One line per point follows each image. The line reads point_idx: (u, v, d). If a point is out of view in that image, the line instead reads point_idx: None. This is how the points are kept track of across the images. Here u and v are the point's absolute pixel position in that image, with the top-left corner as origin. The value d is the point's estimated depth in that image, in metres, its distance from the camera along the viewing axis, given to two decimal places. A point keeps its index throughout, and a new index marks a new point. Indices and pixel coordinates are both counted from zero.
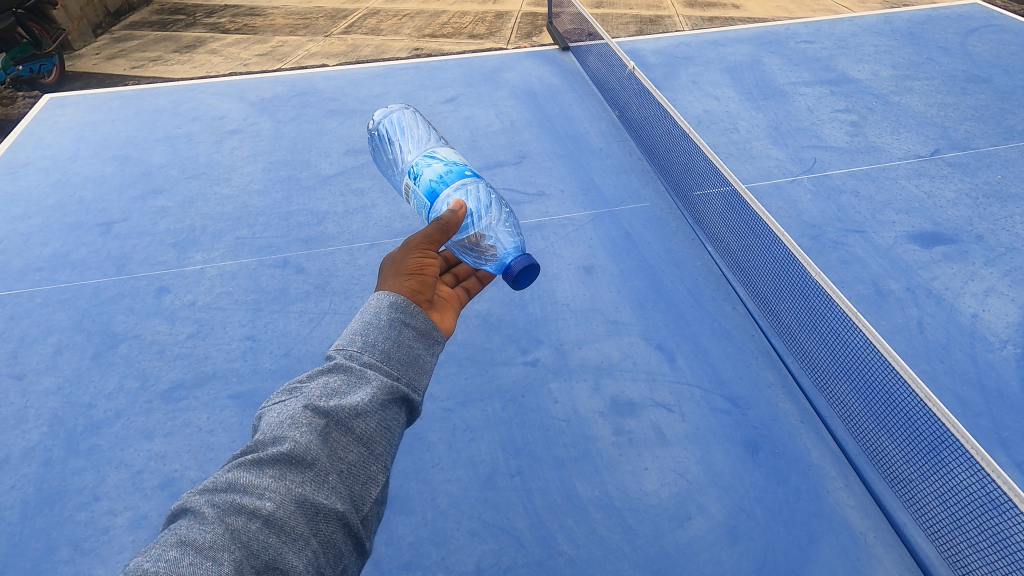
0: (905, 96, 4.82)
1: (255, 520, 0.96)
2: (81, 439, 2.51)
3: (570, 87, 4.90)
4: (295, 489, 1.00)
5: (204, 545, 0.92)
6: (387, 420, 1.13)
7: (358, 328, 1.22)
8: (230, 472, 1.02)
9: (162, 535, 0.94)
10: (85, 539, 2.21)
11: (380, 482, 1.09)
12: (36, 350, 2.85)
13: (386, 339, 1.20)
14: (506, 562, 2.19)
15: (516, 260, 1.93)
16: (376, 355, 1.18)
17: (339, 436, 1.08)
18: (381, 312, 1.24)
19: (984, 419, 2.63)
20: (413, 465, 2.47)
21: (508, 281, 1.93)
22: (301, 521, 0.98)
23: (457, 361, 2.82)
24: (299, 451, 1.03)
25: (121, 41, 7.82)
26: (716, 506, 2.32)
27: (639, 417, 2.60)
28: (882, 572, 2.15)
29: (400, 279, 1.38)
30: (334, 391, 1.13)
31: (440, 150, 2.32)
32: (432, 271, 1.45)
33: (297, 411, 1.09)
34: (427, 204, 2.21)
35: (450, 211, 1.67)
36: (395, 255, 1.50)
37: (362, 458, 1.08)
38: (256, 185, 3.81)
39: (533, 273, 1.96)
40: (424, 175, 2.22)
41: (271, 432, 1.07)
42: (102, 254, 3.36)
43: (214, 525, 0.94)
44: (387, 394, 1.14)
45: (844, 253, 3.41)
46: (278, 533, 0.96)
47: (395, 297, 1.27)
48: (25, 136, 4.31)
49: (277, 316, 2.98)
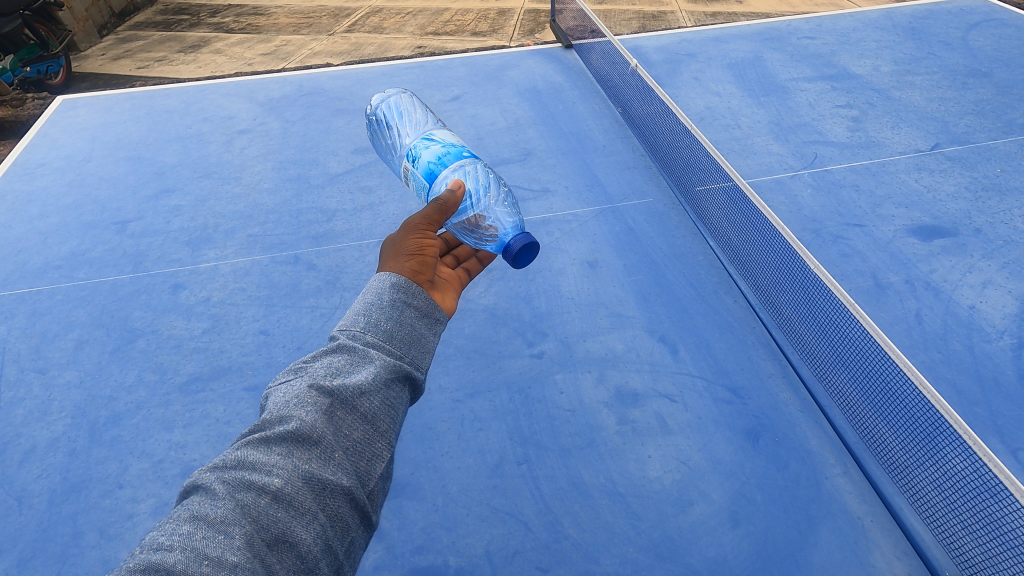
0: (906, 91, 4.86)
1: (264, 496, 1.02)
2: (104, 431, 2.60)
3: (574, 84, 4.97)
4: (302, 466, 1.06)
5: (216, 519, 0.98)
6: (390, 398, 1.19)
7: (360, 310, 1.29)
8: (239, 450, 1.08)
9: (176, 511, 1.00)
10: (111, 525, 2.31)
11: (384, 458, 1.15)
12: (58, 345, 2.94)
13: (388, 320, 1.28)
14: (514, 546, 2.27)
15: (515, 238, 1.98)
16: (378, 336, 1.25)
17: (344, 414, 1.13)
18: (383, 293, 1.32)
19: (980, 407, 2.69)
20: (424, 454, 2.55)
21: (508, 259, 1.98)
22: (309, 496, 1.04)
23: (465, 354, 2.90)
24: (305, 429, 1.09)
25: (128, 41, 7.92)
26: (718, 492, 2.39)
27: (643, 406, 2.68)
28: (879, 554, 2.22)
29: (400, 259, 1.45)
30: (338, 370, 1.19)
31: (438, 132, 2.39)
32: (431, 252, 1.51)
33: (302, 390, 1.14)
34: (426, 185, 2.28)
35: (448, 193, 1.75)
36: (394, 236, 1.56)
37: (366, 435, 1.14)
38: (266, 183, 3.89)
39: (533, 251, 2.01)
40: (422, 157, 2.28)
41: (278, 411, 1.13)
42: (119, 252, 3.44)
43: (225, 501, 1.00)
44: (390, 372, 1.21)
45: (843, 247, 3.47)
46: (286, 508, 1.02)
47: (396, 278, 1.35)
48: (39, 138, 4.40)
49: (289, 311, 3.06)
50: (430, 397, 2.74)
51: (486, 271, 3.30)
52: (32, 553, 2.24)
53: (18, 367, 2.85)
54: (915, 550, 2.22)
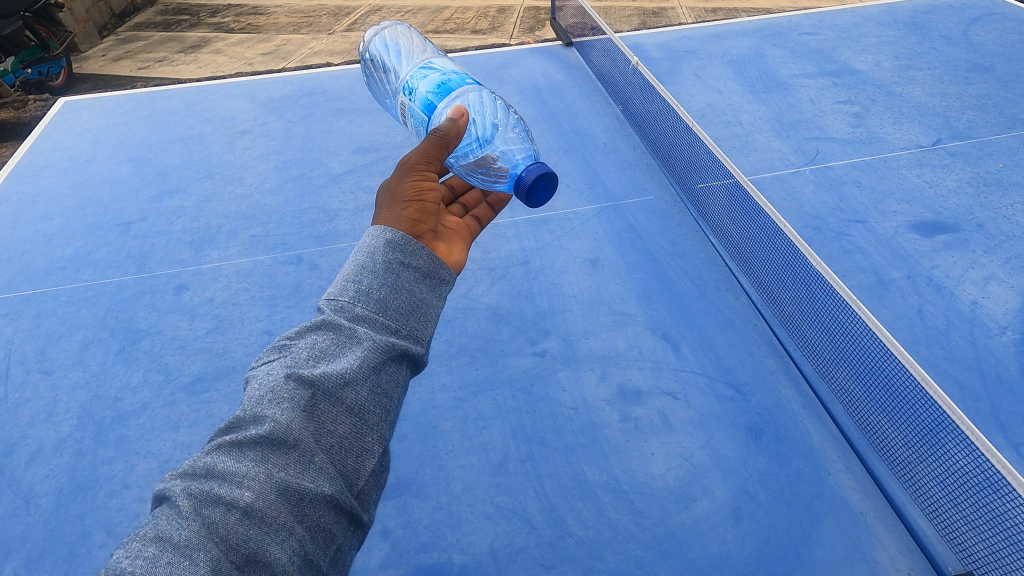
0: (907, 86, 4.86)
1: (234, 512, 0.98)
2: (110, 431, 2.61)
3: (575, 82, 4.97)
4: (277, 475, 1.02)
5: (180, 542, 0.94)
6: (380, 386, 1.14)
7: (350, 275, 1.23)
8: (209, 457, 1.04)
9: (143, 528, 0.97)
10: (118, 525, 2.32)
11: (373, 453, 1.12)
12: (63, 347, 2.96)
13: (381, 286, 1.22)
14: (518, 543, 2.28)
15: (528, 171, 1.89)
16: (370, 306, 1.20)
17: (326, 409, 1.09)
18: (376, 253, 1.26)
19: (983, 402, 2.69)
20: (428, 453, 2.55)
21: (521, 195, 1.90)
22: (285, 509, 1.01)
23: (468, 352, 2.91)
24: (280, 432, 1.05)
25: (128, 42, 7.94)
26: (722, 489, 2.40)
27: (645, 404, 2.68)
28: (881, 549, 2.23)
29: (398, 206, 1.40)
30: (321, 354, 1.15)
31: (438, 61, 2.30)
32: (431, 198, 1.47)
33: (279, 382, 1.10)
34: (425, 118, 2.21)
35: (449, 122, 1.62)
36: (390, 180, 1.50)
37: (352, 430, 1.10)
38: (268, 183, 3.90)
39: (550, 182, 1.92)
40: (419, 89, 2.20)
41: (253, 409, 1.08)
42: (123, 253, 3.46)
43: (191, 521, 0.97)
44: (380, 354, 1.15)
45: (845, 243, 3.47)
46: (259, 524, 0.98)
47: (390, 234, 1.29)
48: (42, 139, 4.42)
49: (293, 311, 3.08)
50: (433, 395, 2.75)
51: (488, 270, 3.32)
52: (41, 552, 2.26)
53: (24, 367, 2.87)
54: (917, 545, 2.23)
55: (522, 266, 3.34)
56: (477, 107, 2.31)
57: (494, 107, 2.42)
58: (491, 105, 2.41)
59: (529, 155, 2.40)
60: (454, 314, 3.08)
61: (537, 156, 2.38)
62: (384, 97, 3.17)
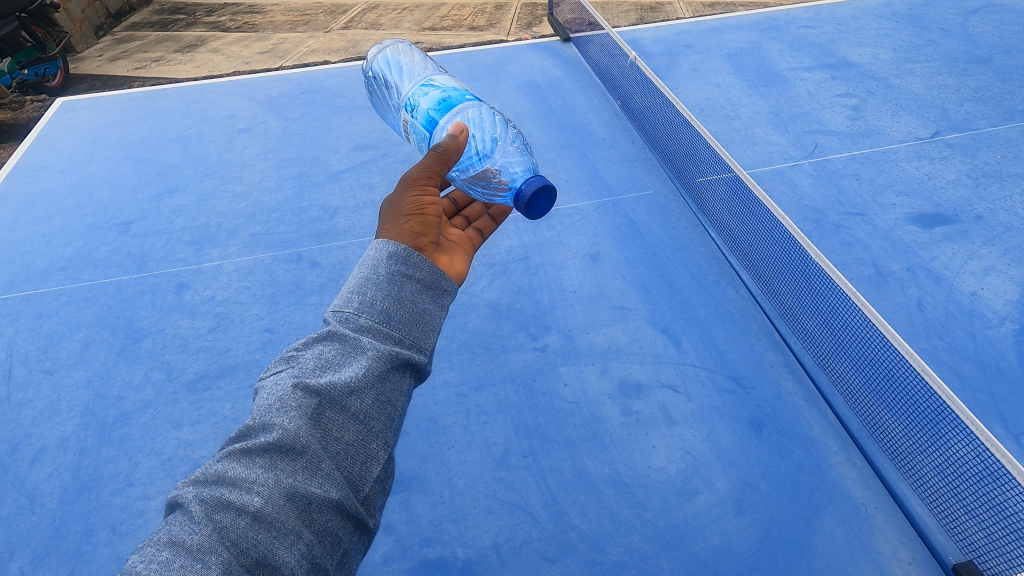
0: (906, 79, 4.85)
1: (244, 517, 0.99)
2: (112, 430, 2.62)
3: (572, 77, 4.97)
4: (285, 480, 1.03)
5: (192, 546, 0.95)
6: (384, 394, 1.14)
7: (354, 287, 1.23)
8: (219, 463, 1.06)
9: (155, 533, 0.99)
10: (122, 522, 2.33)
11: (380, 460, 1.12)
12: (65, 346, 2.97)
13: (386, 297, 1.22)
14: (521, 536, 2.29)
15: (528, 183, 1.89)
16: (374, 316, 1.20)
17: (333, 415, 1.10)
18: (379, 265, 1.26)
19: (982, 393, 2.70)
20: (430, 448, 2.56)
21: (521, 207, 1.90)
22: (292, 514, 1.01)
23: (469, 348, 2.92)
24: (287, 439, 1.05)
25: (124, 42, 7.92)
26: (723, 481, 2.41)
27: (647, 397, 2.69)
28: (883, 539, 2.24)
29: (400, 220, 1.40)
30: (328, 364, 1.16)
31: (438, 78, 2.32)
32: (433, 211, 1.48)
33: (286, 391, 1.10)
34: (427, 134, 2.22)
35: (449, 137, 1.63)
36: (393, 193, 1.51)
37: (360, 436, 1.11)
38: (268, 182, 3.90)
39: (549, 194, 1.92)
40: (421, 105, 2.21)
41: (261, 417, 1.09)
42: (123, 253, 3.46)
43: (201, 525, 0.98)
44: (384, 363, 1.16)
45: (844, 236, 3.48)
46: (268, 529, 0.99)
47: (393, 247, 1.29)
48: (41, 140, 4.41)
49: (293, 308, 3.09)
50: (435, 391, 2.75)
51: (488, 266, 3.31)
52: (45, 551, 2.27)
53: (26, 368, 2.87)
54: (918, 535, 2.24)
55: (522, 262, 3.34)
56: (477, 122, 2.31)
57: (493, 122, 2.44)
58: (490, 120, 2.42)
59: (529, 167, 2.35)
60: (455, 311, 3.08)
61: (536, 168, 2.35)
62: (388, 112, 3.11)
